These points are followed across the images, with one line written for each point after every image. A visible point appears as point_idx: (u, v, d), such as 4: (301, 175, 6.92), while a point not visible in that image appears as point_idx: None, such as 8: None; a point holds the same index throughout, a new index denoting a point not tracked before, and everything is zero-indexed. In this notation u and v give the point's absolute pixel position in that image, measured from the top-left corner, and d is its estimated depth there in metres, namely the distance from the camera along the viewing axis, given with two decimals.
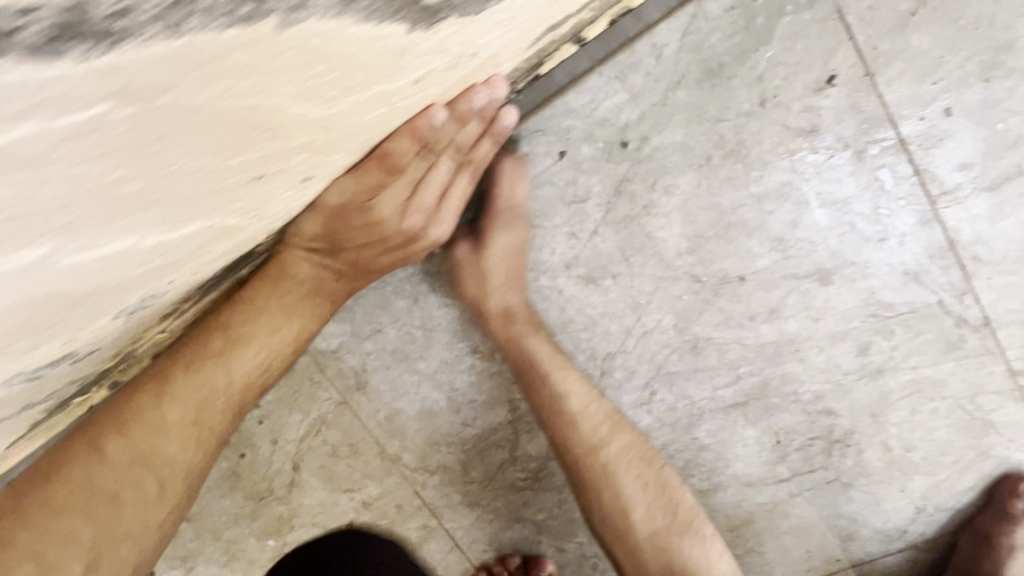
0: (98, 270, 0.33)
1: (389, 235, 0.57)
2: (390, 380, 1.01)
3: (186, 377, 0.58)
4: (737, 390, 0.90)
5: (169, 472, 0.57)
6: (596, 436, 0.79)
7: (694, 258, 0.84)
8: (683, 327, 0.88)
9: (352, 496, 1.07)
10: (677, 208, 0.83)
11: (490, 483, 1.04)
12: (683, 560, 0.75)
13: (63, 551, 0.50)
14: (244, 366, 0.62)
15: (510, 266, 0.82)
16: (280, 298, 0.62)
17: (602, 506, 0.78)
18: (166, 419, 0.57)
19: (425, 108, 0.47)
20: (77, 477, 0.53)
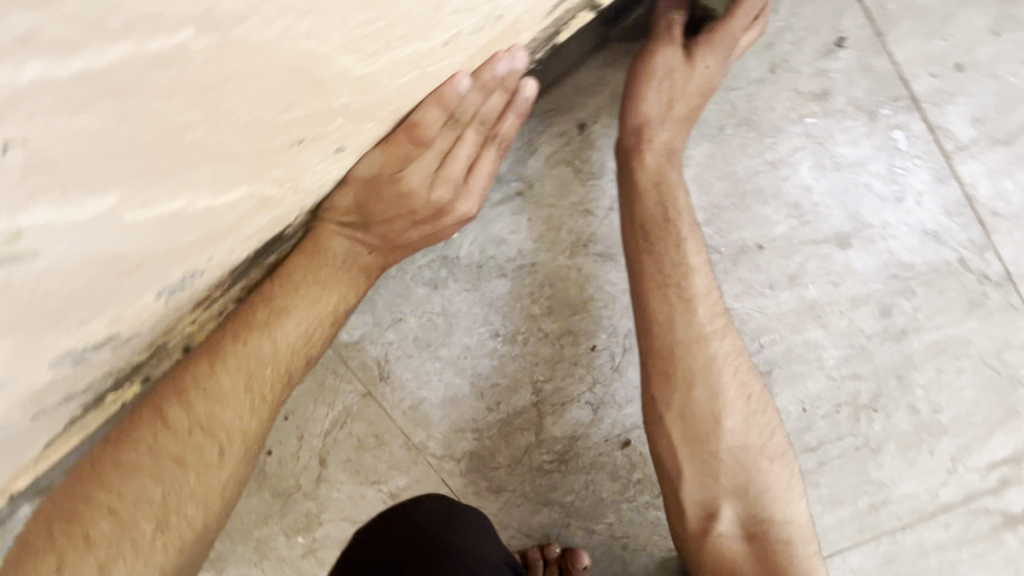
0: (163, 227, 0.34)
1: (418, 208, 0.58)
2: (413, 368, 1.01)
3: (239, 347, 0.58)
4: (759, 359, 0.89)
5: (228, 440, 0.56)
6: (705, 327, 0.70)
7: (711, 229, 0.85)
8: None
9: (378, 488, 1.07)
10: (693, 178, 0.83)
11: (516, 467, 1.04)
12: (761, 483, 0.67)
13: (134, 511, 0.51)
14: (289, 335, 0.60)
15: (698, 94, 0.76)
16: (318, 272, 0.63)
17: (693, 404, 0.68)
18: (221, 386, 0.56)
19: (450, 77, 0.48)
20: (145, 442, 0.53)
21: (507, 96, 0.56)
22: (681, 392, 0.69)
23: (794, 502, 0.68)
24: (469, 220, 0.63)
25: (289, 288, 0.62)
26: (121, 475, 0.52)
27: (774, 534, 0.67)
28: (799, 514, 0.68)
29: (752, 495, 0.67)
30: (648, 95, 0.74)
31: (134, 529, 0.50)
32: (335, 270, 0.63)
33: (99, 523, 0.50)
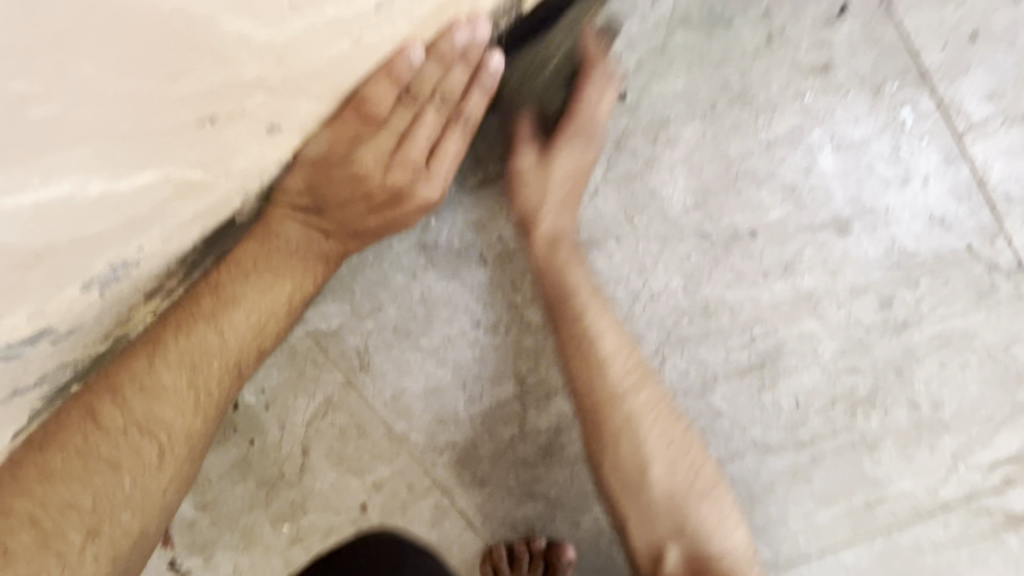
0: (47, 231, 0.32)
1: (373, 191, 0.54)
2: (393, 358, 0.98)
3: (179, 343, 0.60)
4: (752, 352, 0.85)
5: (166, 439, 0.59)
6: (620, 383, 0.76)
7: (701, 215, 0.80)
8: (693, 288, 0.84)
9: (361, 478, 1.06)
10: (681, 161, 0.78)
11: (500, 460, 1.02)
12: (695, 522, 0.74)
13: (64, 518, 0.54)
14: (236, 328, 0.62)
15: (570, 184, 0.75)
16: (269, 259, 0.62)
17: (620, 458, 0.74)
18: (160, 384, 0.59)
19: (399, 47, 0.43)
20: (74, 443, 0.55)
21: (471, 70, 0.50)
22: (608, 450, 0.75)
23: (728, 534, 0.74)
24: (433, 207, 0.59)
25: (239, 276, 0.61)
26: (53, 478, 0.54)
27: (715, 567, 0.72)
28: (736, 542, 0.75)
29: (689, 532, 0.73)
30: (521, 199, 0.74)
31: (60, 539, 0.54)
32: (287, 260, 0.63)
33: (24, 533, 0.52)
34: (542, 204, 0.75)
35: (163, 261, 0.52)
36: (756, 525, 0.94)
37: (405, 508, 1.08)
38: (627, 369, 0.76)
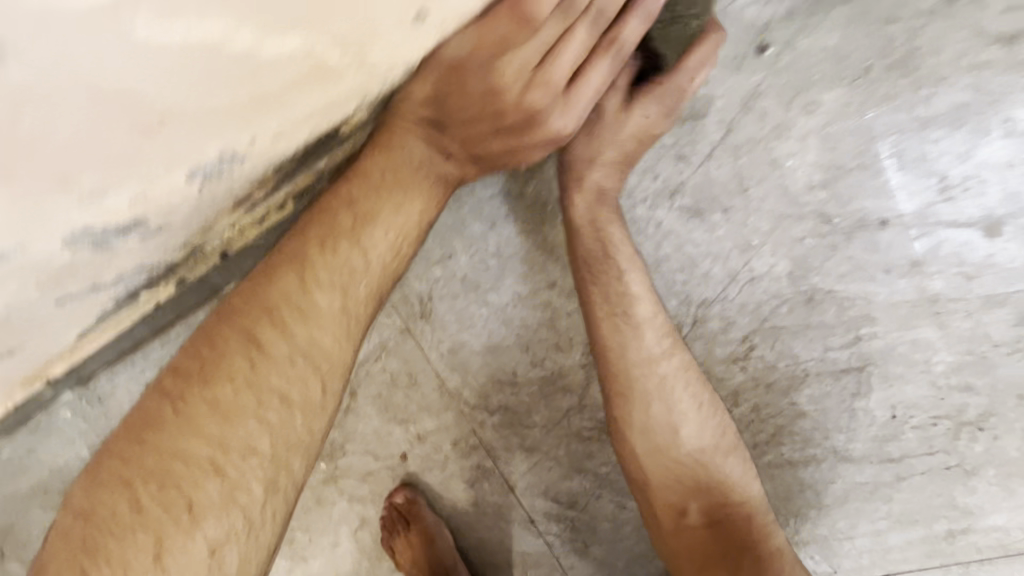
0: (195, 73, 0.28)
1: (509, 110, 0.48)
2: (456, 310, 0.94)
3: (328, 258, 0.51)
4: (853, 353, 0.79)
5: (328, 372, 0.51)
6: (651, 351, 0.75)
7: (827, 194, 0.72)
8: (800, 275, 0.76)
9: (406, 428, 1.06)
10: (817, 130, 0.69)
11: (552, 430, 0.99)
12: (720, 476, 0.75)
13: (244, 464, 0.46)
14: (378, 244, 0.54)
15: (634, 140, 0.70)
16: (398, 170, 0.54)
17: (651, 422, 0.74)
18: (318, 307, 0.50)
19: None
20: (242, 374, 0.48)
21: None
22: (639, 407, 0.74)
23: (750, 487, 0.76)
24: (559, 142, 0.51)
25: (372, 189, 0.54)
26: (224, 415, 0.46)
27: (735, 515, 0.74)
28: (756, 492, 0.76)
29: (712, 488, 0.74)
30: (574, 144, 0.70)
31: (246, 492, 0.46)
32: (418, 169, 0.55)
33: (207, 487, 0.45)
34: (595, 157, 0.71)
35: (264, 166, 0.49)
36: (815, 533, 0.90)
37: (447, 462, 1.08)
38: (660, 336, 0.74)
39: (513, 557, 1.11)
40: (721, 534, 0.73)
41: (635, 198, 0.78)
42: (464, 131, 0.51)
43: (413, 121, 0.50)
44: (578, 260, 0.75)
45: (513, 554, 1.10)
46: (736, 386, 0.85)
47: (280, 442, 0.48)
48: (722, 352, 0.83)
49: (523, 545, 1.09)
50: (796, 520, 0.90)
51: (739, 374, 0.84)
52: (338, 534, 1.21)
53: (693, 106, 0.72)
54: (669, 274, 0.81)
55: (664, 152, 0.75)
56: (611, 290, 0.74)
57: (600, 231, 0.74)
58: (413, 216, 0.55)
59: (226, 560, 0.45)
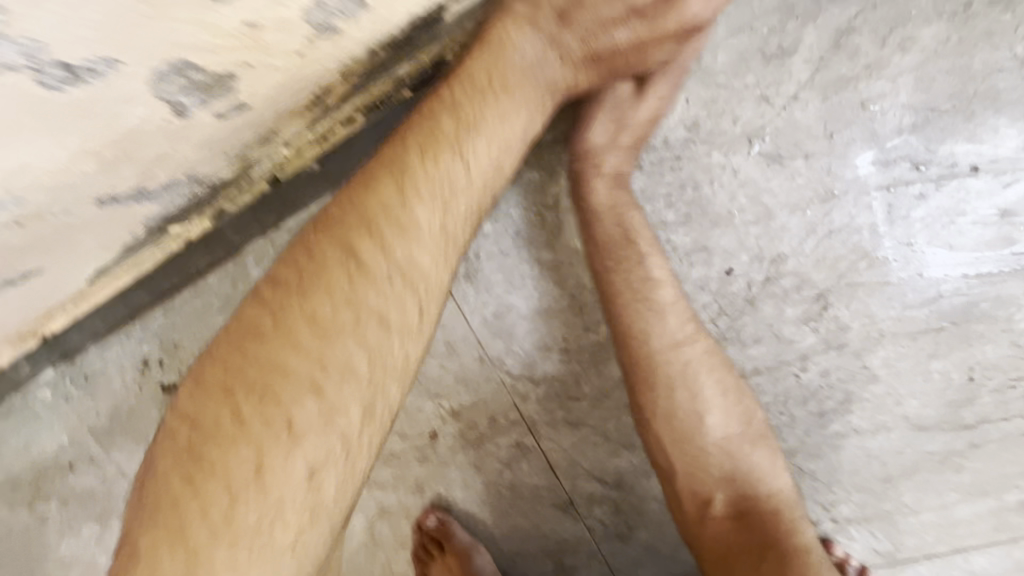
0: None
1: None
2: (505, 269, 0.88)
3: (430, 167, 0.48)
4: (934, 312, 0.75)
5: (426, 290, 0.47)
6: (674, 335, 0.73)
7: (917, 139, 0.69)
8: (883, 228, 0.73)
9: (439, 402, 0.98)
10: (911, 70, 0.67)
11: (601, 402, 0.92)
12: (747, 466, 0.73)
13: (344, 388, 0.43)
14: (478, 157, 0.51)
15: (644, 127, 0.71)
16: (496, 82, 0.52)
17: (675, 407, 0.72)
18: (418, 218, 0.47)
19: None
20: (340, 288, 0.44)
21: None
22: (664, 396, 0.72)
23: (781, 479, 0.73)
24: (690, 27, 0.59)
25: (473, 95, 0.52)
26: (321, 333, 0.43)
27: (763, 505, 0.72)
28: (784, 486, 0.74)
29: (738, 478, 0.72)
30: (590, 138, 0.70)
31: (344, 417, 0.43)
32: (524, 75, 0.54)
33: (303, 410, 0.42)
34: (614, 141, 0.71)
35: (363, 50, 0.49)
36: (879, 509, 0.86)
37: (482, 440, 1.00)
38: (682, 320, 0.73)
39: (548, 544, 1.03)
40: (746, 526, 0.71)
41: (711, 142, 0.74)
42: (590, 12, 0.54)
43: (524, 19, 0.53)
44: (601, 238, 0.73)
45: (549, 541, 1.03)
46: (806, 350, 0.81)
47: (371, 368, 0.44)
48: (793, 313, 0.79)
49: (561, 531, 1.02)
50: (859, 496, 0.86)
51: (810, 336, 0.80)
52: (353, 525, 1.11)
53: (781, 42, 0.69)
54: (742, 228, 0.77)
55: (746, 92, 0.71)
56: (632, 277, 0.72)
57: (626, 219, 0.73)
58: (516, 128, 0.54)
59: (324, 483, 0.43)
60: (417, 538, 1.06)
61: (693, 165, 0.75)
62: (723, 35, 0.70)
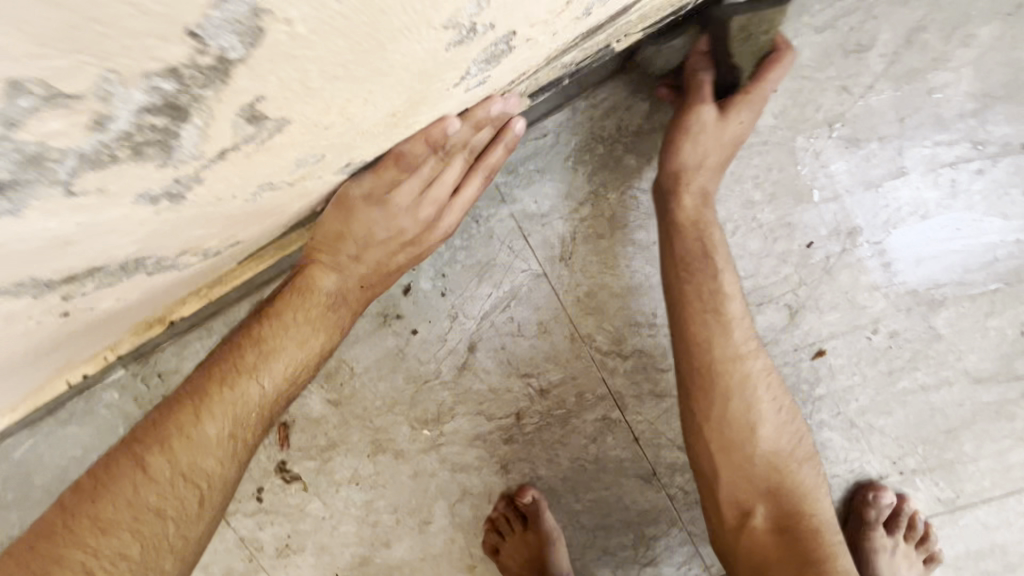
0: None
1: (407, 227, 0.65)
2: (599, 251, 0.95)
3: (223, 394, 0.60)
4: (989, 274, 0.86)
5: (208, 488, 0.59)
6: (739, 348, 0.79)
7: (976, 122, 0.81)
8: (947, 200, 0.84)
9: (528, 381, 1.04)
10: (970, 63, 0.79)
11: None
12: (793, 480, 0.78)
13: (114, 570, 0.52)
14: (275, 378, 0.63)
15: (727, 144, 0.79)
16: (306, 314, 0.65)
17: (731, 417, 0.77)
18: (206, 435, 0.58)
19: (440, 119, 0.54)
20: (124, 494, 0.55)
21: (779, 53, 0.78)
22: (721, 403, 0.77)
23: (822, 498, 0.78)
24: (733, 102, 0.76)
25: (277, 326, 0.64)
26: (103, 527, 0.53)
27: (802, 524, 0.76)
28: (825, 508, 0.78)
29: (781, 492, 0.77)
30: (681, 155, 0.78)
31: None
32: (321, 313, 0.66)
33: None
34: (700, 162, 0.79)
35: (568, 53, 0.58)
36: (942, 459, 0.96)
37: (568, 417, 1.05)
38: (749, 336, 0.79)
39: (630, 515, 1.09)
40: (787, 540, 0.75)
41: (796, 129, 0.83)
42: (381, 248, 0.66)
43: (330, 261, 0.66)
44: (683, 255, 0.80)
45: (630, 512, 1.08)
46: (877, 314, 0.90)
47: (150, 543, 0.54)
48: (866, 281, 0.89)
49: (642, 502, 1.08)
50: (923, 448, 0.96)
51: (880, 301, 0.89)
52: (433, 510, 1.14)
53: (860, 39, 0.79)
54: (822, 205, 0.86)
55: (829, 83, 0.81)
56: (705, 286, 0.78)
57: (707, 234, 0.81)
58: (314, 348, 0.66)
59: None
60: (500, 510, 1.11)
61: (780, 149, 0.84)
62: (811, 33, 0.80)
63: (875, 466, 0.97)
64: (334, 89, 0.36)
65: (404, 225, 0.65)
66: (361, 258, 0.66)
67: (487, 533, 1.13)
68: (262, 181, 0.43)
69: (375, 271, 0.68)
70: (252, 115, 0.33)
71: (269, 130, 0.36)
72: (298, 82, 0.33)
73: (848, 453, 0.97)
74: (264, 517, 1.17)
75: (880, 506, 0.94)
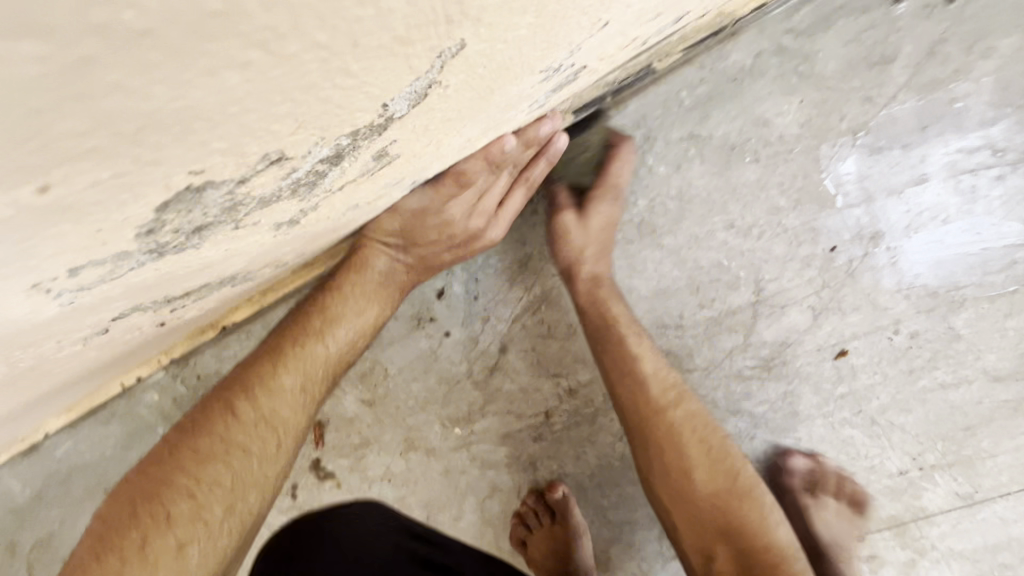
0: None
1: (456, 234, 0.67)
2: (629, 256, 0.96)
3: (297, 348, 0.59)
4: (1009, 276, 0.89)
5: (288, 432, 0.57)
6: (658, 398, 0.86)
7: (997, 129, 0.83)
8: (967, 205, 0.86)
9: (557, 381, 1.07)
10: (992, 73, 0.81)
11: (712, 371, 1.00)
12: (739, 521, 0.79)
13: (212, 493, 0.51)
14: (340, 339, 0.63)
15: (600, 234, 0.91)
16: (366, 284, 0.65)
17: (665, 466, 0.84)
18: (284, 384, 0.57)
19: (500, 136, 0.56)
20: (217, 430, 0.54)
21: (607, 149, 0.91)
22: (655, 454, 0.85)
23: (776, 528, 0.78)
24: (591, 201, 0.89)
25: (338, 298, 0.64)
26: (198, 457, 0.52)
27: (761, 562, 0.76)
28: (782, 537, 0.78)
29: (730, 532, 0.79)
30: (562, 248, 0.91)
31: (208, 514, 0.51)
32: (378, 287, 0.66)
33: (179, 507, 0.50)
34: (583, 249, 0.90)
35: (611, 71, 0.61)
36: (961, 454, 0.99)
37: (596, 415, 1.09)
38: (664, 387, 0.86)
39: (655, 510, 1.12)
40: None
41: (821, 137, 0.87)
42: (428, 248, 0.67)
43: (383, 246, 0.65)
44: (593, 328, 0.90)
45: None
46: (898, 315, 0.93)
47: (242, 474, 0.53)
48: (887, 283, 0.92)
49: None
50: (943, 444, 0.99)
51: (902, 303, 0.92)
52: (463, 506, 1.18)
53: (883, 51, 0.82)
54: (845, 210, 0.89)
55: (852, 94, 0.84)
56: (617, 354, 0.88)
57: (607, 307, 0.90)
58: (373, 316, 0.66)
59: (189, 559, 0.49)
60: (529, 505, 1.14)
61: (805, 157, 0.88)
62: (835, 46, 0.83)
63: (894, 462, 1.01)
64: (450, 124, 0.43)
65: (454, 233, 0.67)
66: (415, 243, 0.66)
67: (514, 527, 1.16)
68: (319, 221, 0.47)
69: (423, 256, 0.68)
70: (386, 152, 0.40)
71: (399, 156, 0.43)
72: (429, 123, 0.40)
73: (869, 449, 1.01)
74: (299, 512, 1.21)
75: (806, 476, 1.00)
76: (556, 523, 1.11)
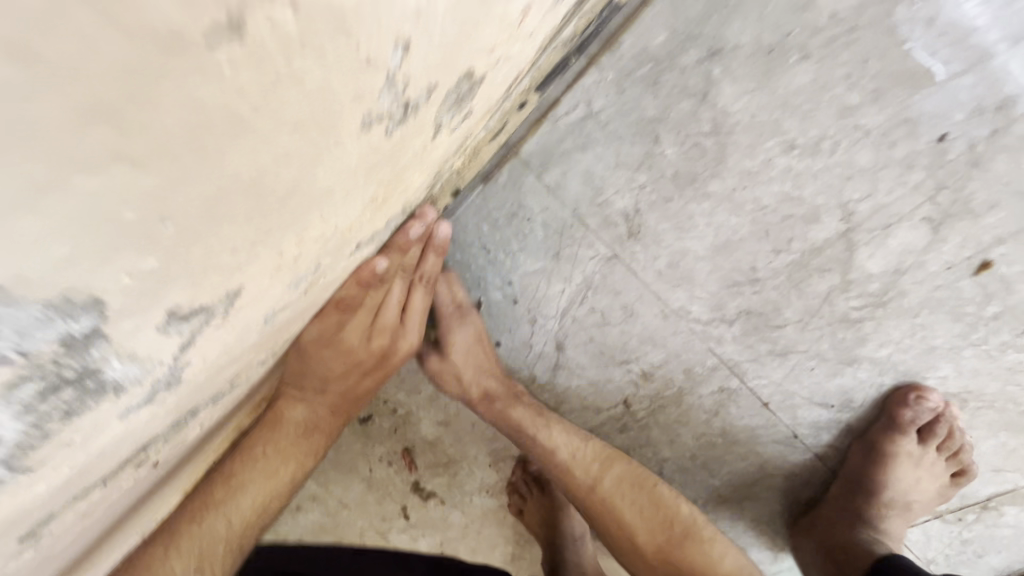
0: None
1: (362, 358, 0.71)
2: (670, 216, 0.79)
3: (194, 528, 0.62)
4: None
5: None
6: (588, 478, 0.83)
7: None
8: None
9: None
10: None
11: (810, 323, 0.81)
12: (691, 563, 0.76)
13: None
14: (243, 508, 0.66)
15: (471, 358, 0.88)
16: (277, 445, 0.70)
17: (606, 534, 0.82)
18: (172, 571, 0.59)
19: (365, 259, 0.56)
20: None
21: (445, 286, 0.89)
22: (599, 518, 0.82)
23: (727, 558, 0.77)
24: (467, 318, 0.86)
25: (248, 462, 0.68)
26: None
27: None
28: (732, 561, 0.77)
29: (684, 574, 0.76)
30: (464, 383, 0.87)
31: None
32: (295, 442, 0.71)
33: None
34: (463, 380, 0.88)
35: (569, 25, 0.47)
36: None
37: None
38: (587, 465, 0.83)
39: None
40: None
41: None
42: (340, 382, 0.72)
43: (294, 392, 0.71)
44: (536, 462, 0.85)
45: None
46: None
47: None
48: None
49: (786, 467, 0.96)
50: None
51: None
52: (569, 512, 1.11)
53: None
54: (953, 81, 0.68)
55: None
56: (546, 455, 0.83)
57: (520, 407, 0.86)
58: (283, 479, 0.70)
59: None
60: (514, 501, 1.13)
61: (875, 32, 0.68)
62: None
63: None
64: (215, 224, 0.19)
65: (383, 344, 0.72)
66: (326, 390, 0.72)
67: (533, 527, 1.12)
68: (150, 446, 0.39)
69: (341, 398, 0.74)
70: (101, 284, 0.16)
71: (123, 291, 0.17)
72: (254, 201, 0.20)
73: None
74: (416, 531, 1.17)
75: (922, 409, 0.80)
76: (572, 527, 1.10)
